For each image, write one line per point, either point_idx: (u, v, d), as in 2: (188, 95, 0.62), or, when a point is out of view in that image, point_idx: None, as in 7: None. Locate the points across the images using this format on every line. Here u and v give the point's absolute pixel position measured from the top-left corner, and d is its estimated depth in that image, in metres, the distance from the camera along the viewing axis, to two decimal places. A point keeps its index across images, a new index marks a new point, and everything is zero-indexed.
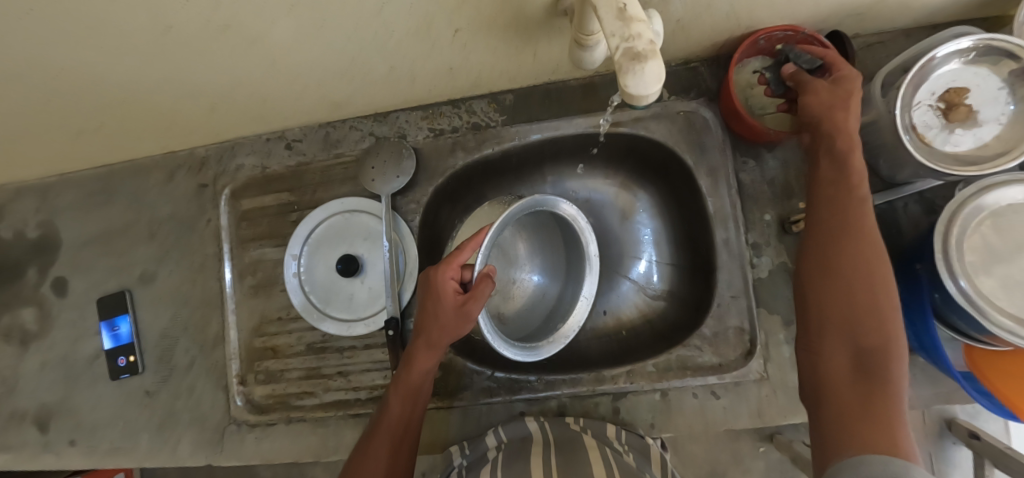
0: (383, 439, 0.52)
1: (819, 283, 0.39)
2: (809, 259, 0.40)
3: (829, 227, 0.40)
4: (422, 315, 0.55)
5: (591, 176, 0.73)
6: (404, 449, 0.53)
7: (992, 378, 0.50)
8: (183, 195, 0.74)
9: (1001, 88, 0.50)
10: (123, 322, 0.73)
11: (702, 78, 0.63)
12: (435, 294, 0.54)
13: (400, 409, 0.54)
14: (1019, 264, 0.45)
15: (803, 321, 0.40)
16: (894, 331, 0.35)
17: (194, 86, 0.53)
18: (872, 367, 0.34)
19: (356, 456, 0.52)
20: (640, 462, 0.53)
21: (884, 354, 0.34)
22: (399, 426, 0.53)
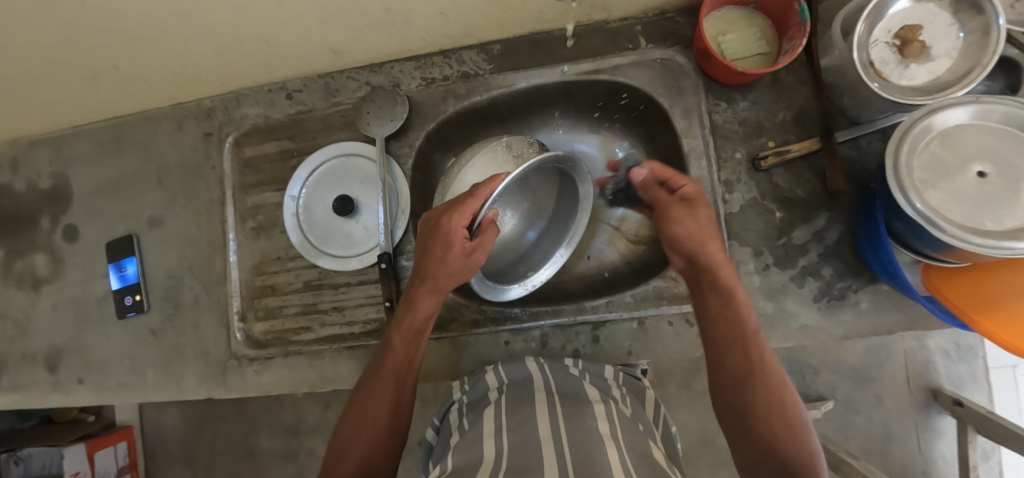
0: (387, 378, 0.53)
1: (731, 392, 0.46)
2: (719, 372, 0.48)
3: (724, 341, 0.48)
4: (425, 259, 0.56)
5: (575, 128, 0.79)
6: (409, 385, 0.54)
7: (946, 294, 0.54)
8: (190, 144, 0.78)
9: (951, 25, 0.55)
10: (132, 263, 0.77)
11: (678, 25, 0.67)
12: (443, 240, 0.54)
13: (402, 351, 0.55)
14: (966, 180, 0.49)
15: (727, 423, 0.46)
16: (798, 430, 0.42)
17: (204, 26, 0.57)
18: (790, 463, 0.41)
19: (360, 395, 0.53)
20: (634, 406, 0.54)
21: (795, 448, 0.41)
22: (404, 367, 0.54)
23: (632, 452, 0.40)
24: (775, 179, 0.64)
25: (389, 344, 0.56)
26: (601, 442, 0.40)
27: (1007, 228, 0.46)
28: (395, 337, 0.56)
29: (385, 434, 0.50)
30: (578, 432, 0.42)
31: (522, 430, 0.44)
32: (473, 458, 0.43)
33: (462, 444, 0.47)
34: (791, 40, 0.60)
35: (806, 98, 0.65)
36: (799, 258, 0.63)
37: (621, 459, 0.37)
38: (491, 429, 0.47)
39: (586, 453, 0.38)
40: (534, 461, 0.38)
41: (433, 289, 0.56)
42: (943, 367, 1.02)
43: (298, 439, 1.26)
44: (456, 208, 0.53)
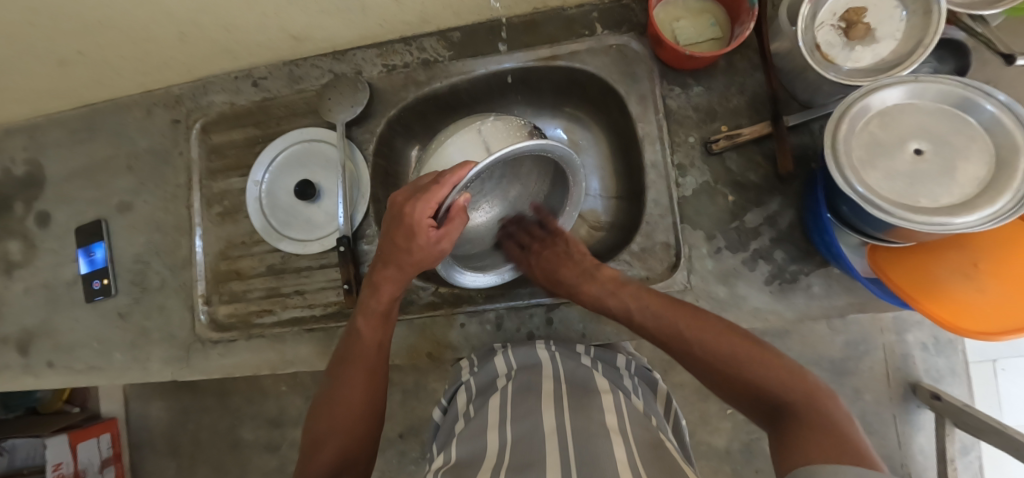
0: (357, 363, 0.53)
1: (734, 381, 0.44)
2: (717, 375, 0.46)
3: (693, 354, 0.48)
4: (389, 247, 0.52)
5: (539, 115, 0.80)
6: (380, 369, 0.54)
7: (890, 274, 0.54)
8: (159, 130, 0.79)
9: (896, 6, 0.56)
10: (100, 248, 0.78)
11: (633, 12, 0.69)
12: (405, 231, 0.49)
13: (372, 337, 0.55)
14: (903, 159, 0.49)
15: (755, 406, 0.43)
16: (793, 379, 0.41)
17: (162, 11, 0.58)
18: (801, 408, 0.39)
19: (333, 383, 0.52)
20: (647, 397, 0.56)
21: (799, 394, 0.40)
22: (371, 354, 0.54)
23: (640, 445, 0.41)
24: (727, 163, 0.65)
25: (355, 330, 0.55)
26: (607, 437, 0.40)
27: (942, 204, 0.46)
28: (361, 323, 0.55)
29: (359, 423, 0.50)
30: (581, 425, 0.42)
31: (526, 422, 0.44)
32: (476, 450, 0.44)
33: (465, 433, 0.48)
34: (741, 25, 0.61)
35: (758, 82, 0.66)
36: (752, 242, 0.64)
37: (628, 456, 0.38)
38: (495, 419, 0.47)
39: (587, 448, 0.39)
40: (536, 458, 0.39)
41: (397, 277, 0.54)
42: (922, 360, 1.00)
43: (280, 430, 1.25)
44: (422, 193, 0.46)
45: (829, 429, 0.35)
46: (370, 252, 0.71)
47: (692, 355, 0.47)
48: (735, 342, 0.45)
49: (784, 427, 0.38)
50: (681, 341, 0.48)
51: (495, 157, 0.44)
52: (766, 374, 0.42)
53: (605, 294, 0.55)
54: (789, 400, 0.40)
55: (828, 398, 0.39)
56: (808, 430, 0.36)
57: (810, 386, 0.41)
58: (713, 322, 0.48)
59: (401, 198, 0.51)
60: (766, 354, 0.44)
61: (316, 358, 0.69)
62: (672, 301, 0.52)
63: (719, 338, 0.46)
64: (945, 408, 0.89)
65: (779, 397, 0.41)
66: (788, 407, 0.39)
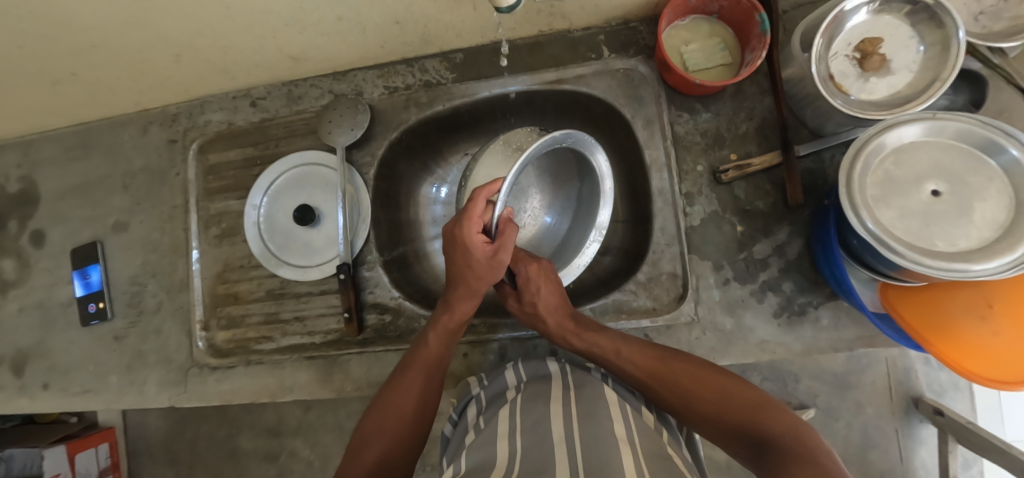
0: (417, 370, 0.52)
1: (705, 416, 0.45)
2: (686, 412, 0.46)
3: (671, 388, 0.47)
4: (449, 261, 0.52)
5: None
6: (436, 382, 0.52)
7: (902, 313, 0.54)
8: (155, 149, 0.78)
9: (912, 37, 0.54)
10: (96, 269, 0.77)
11: (640, 35, 0.67)
12: (464, 248, 0.48)
13: (436, 346, 0.53)
14: (920, 197, 0.48)
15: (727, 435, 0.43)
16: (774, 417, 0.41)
17: (157, 33, 0.56)
18: (774, 444, 0.38)
19: (389, 388, 0.51)
20: (658, 408, 0.55)
21: (779, 431, 0.39)
22: (433, 363, 0.53)
23: (647, 456, 0.39)
24: (735, 192, 0.64)
25: (422, 341, 0.54)
26: (617, 447, 0.39)
27: (958, 248, 0.45)
28: (429, 334, 0.54)
29: (408, 428, 0.48)
30: (591, 434, 0.41)
31: (537, 431, 0.43)
32: (485, 459, 0.42)
33: (476, 443, 0.46)
34: (752, 52, 0.60)
35: (767, 109, 0.64)
36: (760, 273, 0.63)
37: (636, 465, 0.36)
38: (505, 429, 0.45)
39: (595, 456, 0.38)
40: (547, 465, 0.37)
41: (466, 292, 0.53)
42: (924, 375, 0.92)
43: (279, 440, 1.20)
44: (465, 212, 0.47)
45: (808, 459, 0.34)
46: (371, 278, 0.70)
47: (675, 396, 0.47)
48: (714, 381, 0.46)
49: (768, 461, 0.37)
50: (664, 378, 0.48)
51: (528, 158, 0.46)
52: (748, 411, 0.42)
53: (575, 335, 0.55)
54: (772, 436, 0.39)
55: (808, 429, 0.39)
56: (790, 458, 0.35)
57: (794, 424, 0.40)
58: (687, 363, 0.49)
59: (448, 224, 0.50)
60: (742, 393, 0.45)
61: (315, 385, 0.68)
62: (648, 348, 0.52)
63: (696, 376, 0.47)
64: (948, 423, 0.81)
65: (763, 434, 0.40)
66: (766, 441, 0.39)
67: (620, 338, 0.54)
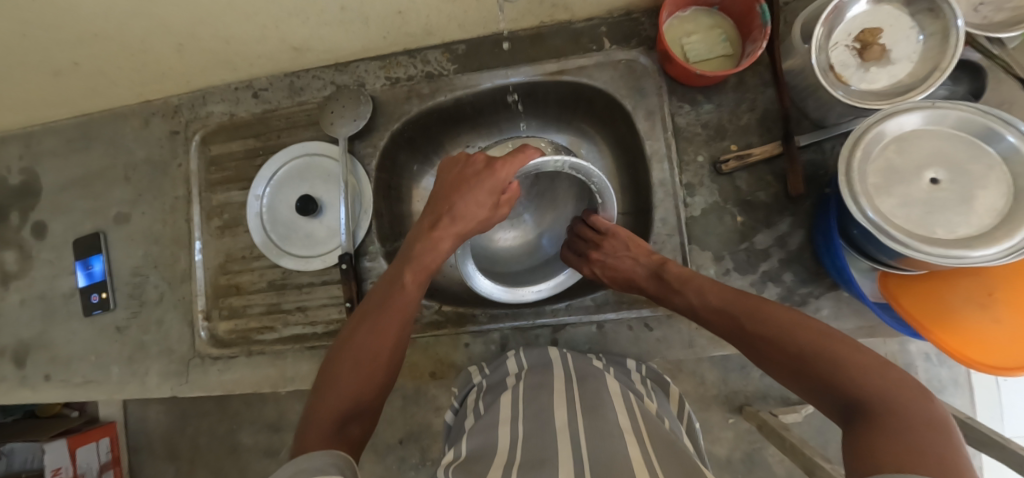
0: (390, 312, 0.49)
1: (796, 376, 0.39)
2: (776, 366, 0.41)
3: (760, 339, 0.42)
4: (451, 196, 0.53)
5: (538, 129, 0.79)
6: (409, 324, 0.50)
7: (902, 302, 0.54)
8: (157, 140, 0.78)
9: (912, 27, 0.54)
10: (98, 260, 0.77)
11: (642, 26, 0.67)
12: (483, 182, 0.52)
13: (414, 289, 0.51)
14: (920, 185, 0.48)
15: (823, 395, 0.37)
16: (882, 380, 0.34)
17: (160, 23, 0.57)
18: (879, 413, 0.32)
19: (358, 329, 0.48)
20: (660, 401, 0.55)
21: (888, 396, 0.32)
22: (409, 308, 0.50)
23: (655, 445, 0.39)
24: (736, 183, 0.64)
25: (398, 282, 0.51)
26: (621, 437, 0.39)
27: (958, 236, 0.45)
28: (408, 274, 0.51)
29: (381, 373, 0.46)
30: (595, 426, 0.41)
31: (538, 420, 0.44)
32: (488, 445, 0.42)
33: (476, 428, 0.47)
34: (753, 42, 0.60)
35: (769, 100, 0.65)
36: (761, 263, 0.63)
37: (643, 455, 0.36)
38: (507, 415, 0.46)
39: (601, 447, 0.37)
40: (549, 455, 0.37)
41: (457, 228, 0.53)
42: (924, 371, 0.92)
43: (280, 435, 1.20)
44: (510, 160, 0.51)
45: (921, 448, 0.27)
46: (373, 269, 0.70)
47: (759, 346, 0.43)
48: (804, 334, 0.39)
49: (857, 428, 0.32)
50: (750, 330, 0.43)
51: (567, 161, 0.53)
52: (840, 368, 0.36)
53: (669, 293, 0.54)
54: (867, 399, 0.33)
55: (914, 392, 0.32)
56: (879, 434, 0.30)
57: (900, 387, 0.33)
58: (780, 313, 0.43)
59: (481, 158, 0.53)
60: (839, 348, 0.37)
61: (317, 375, 0.68)
62: (744, 295, 0.47)
63: (784, 329, 0.41)
64: (947, 418, 0.81)
65: (855, 395, 0.34)
66: (864, 410, 0.33)
67: (712, 287, 0.50)
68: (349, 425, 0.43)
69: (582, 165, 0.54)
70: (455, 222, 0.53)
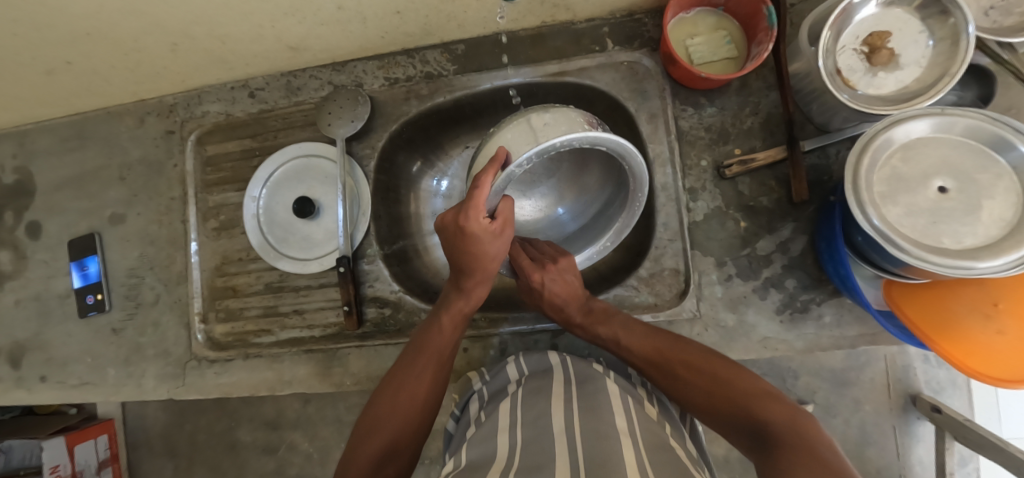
0: (426, 357, 0.51)
1: (706, 408, 0.47)
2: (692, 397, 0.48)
3: (682, 370, 0.49)
4: (460, 252, 0.47)
5: None
6: (445, 368, 0.52)
7: (905, 310, 0.53)
8: (152, 140, 0.77)
9: (922, 31, 0.53)
10: (93, 261, 0.76)
11: (645, 27, 0.66)
12: (465, 238, 0.44)
13: (447, 334, 0.53)
14: (927, 193, 0.47)
15: (725, 419, 0.45)
16: (777, 406, 0.43)
17: (155, 23, 0.56)
18: (773, 433, 0.40)
19: (398, 371, 0.51)
20: (661, 403, 0.55)
21: (781, 420, 0.41)
22: (444, 352, 0.52)
23: (649, 449, 0.38)
24: (739, 187, 0.63)
25: (436, 325, 0.53)
26: (616, 439, 0.38)
27: (965, 246, 0.45)
28: (443, 319, 0.53)
29: (416, 416, 0.48)
30: (592, 428, 0.41)
31: (538, 425, 0.43)
32: (487, 453, 0.41)
33: (476, 437, 0.46)
34: (758, 45, 0.59)
35: (773, 103, 0.64)
36: (763, 269, 0.62)
37: (638, 460, 0.35)
38: (506, 423, 0.45)
39: (597, 450, 0.37)
40: (545, 460, 0.37)
41: (479, 280, 0.51)
42: (922, 373, 0.90)
43: (278, 433, 1.19)
44: (474, 201, 0.40)
45: (810, 450, 0.36)
46: (371, 271, 0.69)
47: (682, 388, 0.49)
48: (717, 365, 0.49)
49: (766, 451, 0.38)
50: (668, 365, 0.51)
51: (532, 155, 0.41)
52: (743, 401, 0.44)
53: (594, 324, 0.57)
54: (764, 421, 0.41)
55: (806, 420, 0.41)
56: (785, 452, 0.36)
57: (785, 410, 0.42)
58: (694, 349, 0.51)
59: (450, 212, 0.44)
60: (742, 382, 0.46)
61: (314, 379, 0.68)
62: (658, 332, 0.54)
63: (699, 362, 0.49)
64: (945, 421, 0.80)
65: (756, 420, 0.42)
66: (763, 430, 0.41)
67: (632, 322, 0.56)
68: (386, 465, 0.44)
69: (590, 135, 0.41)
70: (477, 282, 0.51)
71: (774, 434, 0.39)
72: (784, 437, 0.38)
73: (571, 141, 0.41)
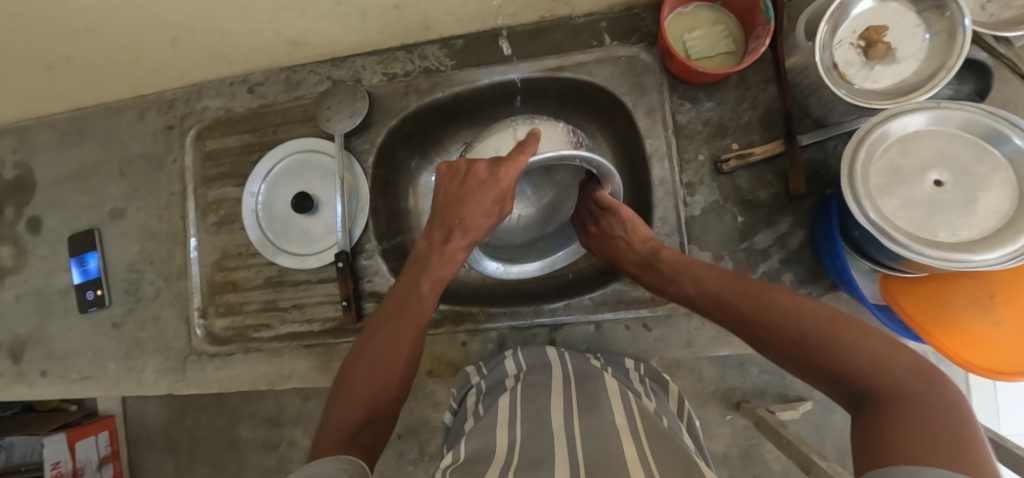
0: (400, 324, 0.50)
1: (800, 365, 0.39)
2: (780, 352, 0.41)
3: (763, 325, 0.42)
4: (455, 202, 0.50)
5: None
6: (419, 334, 0.52)
7: (902, 303, 0.53)
8: (152, 135, 0.77)
9: (918, 25, 0.54)
10: (94, 257, 0.76)
11: (643, 22, 0.66)
12: (489, 185, 0.48)
13: (422, 299, 0.52)
14: (923, 186, 0.47)
15: (822, 377, 0.37)
16: (896, 361, 0.33)
17: (154, 18, 0.56)
18: (885, 399, 0.32)
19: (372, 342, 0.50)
20: (658, 398, 0.55)
21: (898, 383, 0.32)
22: (422, 319, 0.52)
23: (651, 443, 0.39)
24: (737, 181, 0.63)
25: (416, 292, 0.52)
26: (617, 436, 0.39)
27: (961, 239, 0.45)
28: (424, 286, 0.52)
29: (392, 383, 0.48)
30: (593, 426, 0.41)
31: (537, 421, 0.43)
32: (486, 446, 0.42)
33: (476, 430, 0.46)
34: (756, 39, 0.59)
35: (771, 98, 0.64)
36: (760, 264, 0.62)
37: (638, 455, 0.36)
38: (506, 417, 0.45)
39: (597, 449, 0.37)
40: (546, 455, 0.37)
41: (467, 241, 0.53)
42: None
43: (278, 429, 1.20)
44: (515, 163, 0.45)
45: (929, 431, 0.28)
46: (370, 266, 0.69)
47: (761, 336, 0.42)
48: (812, 313, 0.39)
49: (868, 424, 0.31)
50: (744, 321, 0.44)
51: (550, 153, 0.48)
52: (848, 351, 0.35)
53: (664, 282, 0.54)
54: (872, 384, 0.33)
55: (932, 380, 0.32)
56: (895, 432, 0.29)
57: (906, 365, 0.33)
58: (782, 298, 0.42)
59: (478, 165, 0.48)
60: (851, 332, 0.36)
61: (314, 373, 0.68)
62: (739, 282, 0.47)
63: (785, 313, 0.41)
64: None
65: (858, 382, 0.34)
66: (872, 395, 0.33)
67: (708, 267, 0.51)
68: (361, 431, 0.44)
69: (586, 154, 0.50)
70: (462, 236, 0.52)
71: (883, 402, 0.31)
72: (898, 406, 0.30)
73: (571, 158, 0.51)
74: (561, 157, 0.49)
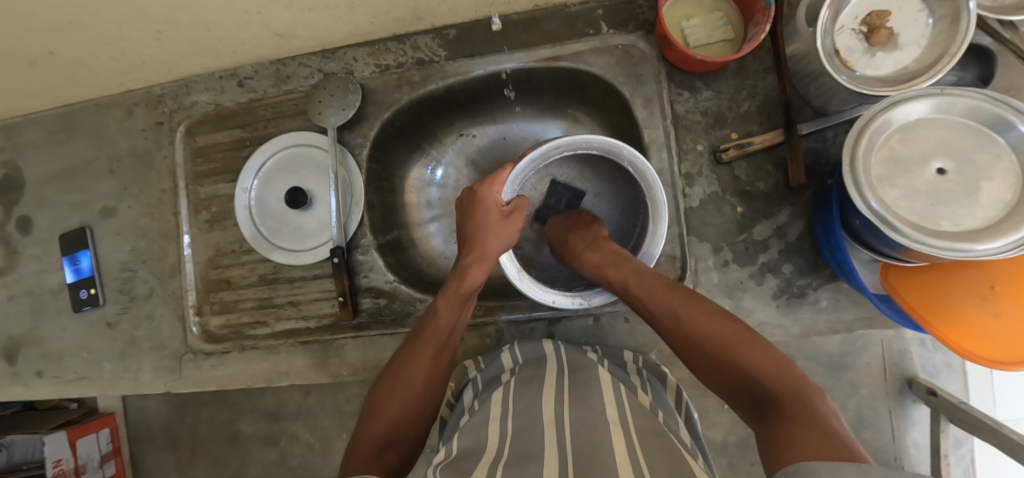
0: (427, 343, 0.50)
1: (707, 369, 0.42)
2: (696, 356, 0.43)
3: (689, 338, 0.44)
4: (470, 234, 0.55)
5: (525, 117, 0.77)
6: (447, 353, 0.51)
7: (901, 293, 0.53)
8: (141, 131, 0.76)
9: (922, 10, 0.52)
10: (86, 256, 0.75)
11: (640, 9, 0.65)
12: (478, 205, 0.55)
13: (448, 316, 0.53)
14: (925, 174, 0.47)
15: (724, 378, 0.41)
16: (792, 377, 0.38)
17: (136, 10, 0.54)
18: (782, 406, 0.35)
19: (400, 360, 0.50)
20: (655, 390, 0.54)
21: (792, 392, 0.36)
22: (443, 336, 0.51)
23: (643, 435, 0.38)
24: (736, 172, 0.62)
25: (433, 308, 0.54)
26: (608, 428, 0.38)
27: (963, 228, 0.44)
28: (440, 301, 0.53)
29: (415, 403, 0.47)
30: (584, 418, 0.40)
31: (528, 415, 0.43)
32: (479, 442, 0.41)
33: (469, 425, 0.46)
34: (754, 26, 0.57)
35: (770, 86, 0.63)
36: (760, 255, 0.62)
37: (627, 447, 0.35)
38: (498, 412, 0.45)
39: (586, 440, 0.36)
40: (536, 450, 0.36)
41: (477, 258, 0.54)
42: (918, 356, 0.89)
43: (278, 425, 1.20)
44: (489, 174, 0.54)
45: (824, 429, 0.31)
46: (366, 262, 0.69)
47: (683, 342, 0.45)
48: (734, 326, 0.43)
49: (770, 418, 0.35)
50: (677, 319, 0.46)
51: (559, 143, 0.48)
52: (758, 363, 0.39)
53: (605, 265, 0.53)
54: (777, 391, 0.37)
55: (813, 391, 0.36)
56: (796, 440, 0.31)
57: (797, 379, 0.37)
58: (712, 311, 0.45)
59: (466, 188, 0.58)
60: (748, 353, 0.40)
61: (311, 370, 0.68)
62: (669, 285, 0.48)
63: (710, 327, 0.43)
64: (940, 404, 0.80)
65: (766, 387, 0.37)
66: (774, 397, 0.36)
67: (641, 271, 0.50)
68: (388, 452, 0.44)
69: (563, 139, 0.48)
70: (479, 257, 0.54)
71: (783, 407, 0.35)
72: (790, 409, 0.34)
73: (591, 144, 0.49)
74: (547, 152, 0.50)
